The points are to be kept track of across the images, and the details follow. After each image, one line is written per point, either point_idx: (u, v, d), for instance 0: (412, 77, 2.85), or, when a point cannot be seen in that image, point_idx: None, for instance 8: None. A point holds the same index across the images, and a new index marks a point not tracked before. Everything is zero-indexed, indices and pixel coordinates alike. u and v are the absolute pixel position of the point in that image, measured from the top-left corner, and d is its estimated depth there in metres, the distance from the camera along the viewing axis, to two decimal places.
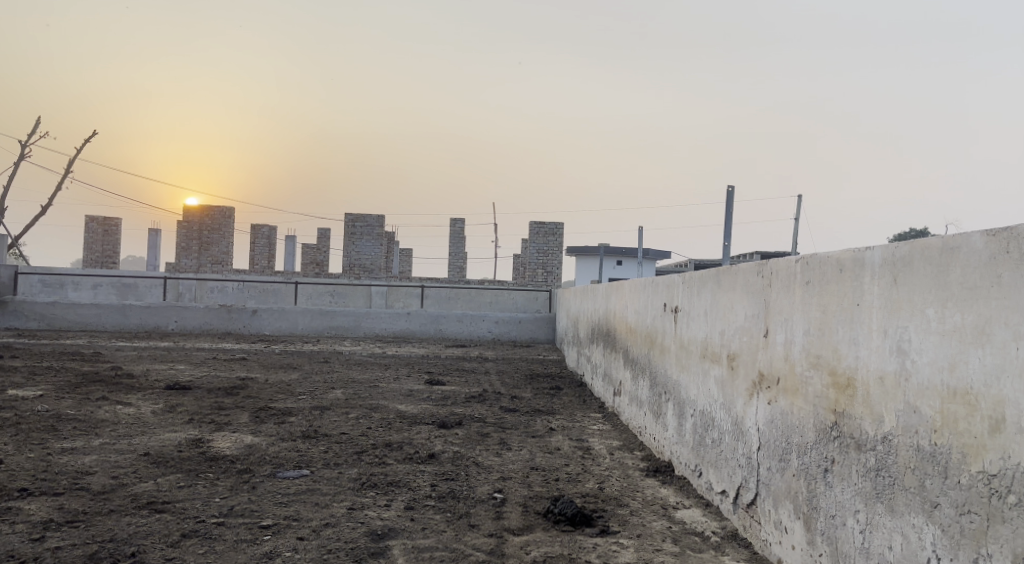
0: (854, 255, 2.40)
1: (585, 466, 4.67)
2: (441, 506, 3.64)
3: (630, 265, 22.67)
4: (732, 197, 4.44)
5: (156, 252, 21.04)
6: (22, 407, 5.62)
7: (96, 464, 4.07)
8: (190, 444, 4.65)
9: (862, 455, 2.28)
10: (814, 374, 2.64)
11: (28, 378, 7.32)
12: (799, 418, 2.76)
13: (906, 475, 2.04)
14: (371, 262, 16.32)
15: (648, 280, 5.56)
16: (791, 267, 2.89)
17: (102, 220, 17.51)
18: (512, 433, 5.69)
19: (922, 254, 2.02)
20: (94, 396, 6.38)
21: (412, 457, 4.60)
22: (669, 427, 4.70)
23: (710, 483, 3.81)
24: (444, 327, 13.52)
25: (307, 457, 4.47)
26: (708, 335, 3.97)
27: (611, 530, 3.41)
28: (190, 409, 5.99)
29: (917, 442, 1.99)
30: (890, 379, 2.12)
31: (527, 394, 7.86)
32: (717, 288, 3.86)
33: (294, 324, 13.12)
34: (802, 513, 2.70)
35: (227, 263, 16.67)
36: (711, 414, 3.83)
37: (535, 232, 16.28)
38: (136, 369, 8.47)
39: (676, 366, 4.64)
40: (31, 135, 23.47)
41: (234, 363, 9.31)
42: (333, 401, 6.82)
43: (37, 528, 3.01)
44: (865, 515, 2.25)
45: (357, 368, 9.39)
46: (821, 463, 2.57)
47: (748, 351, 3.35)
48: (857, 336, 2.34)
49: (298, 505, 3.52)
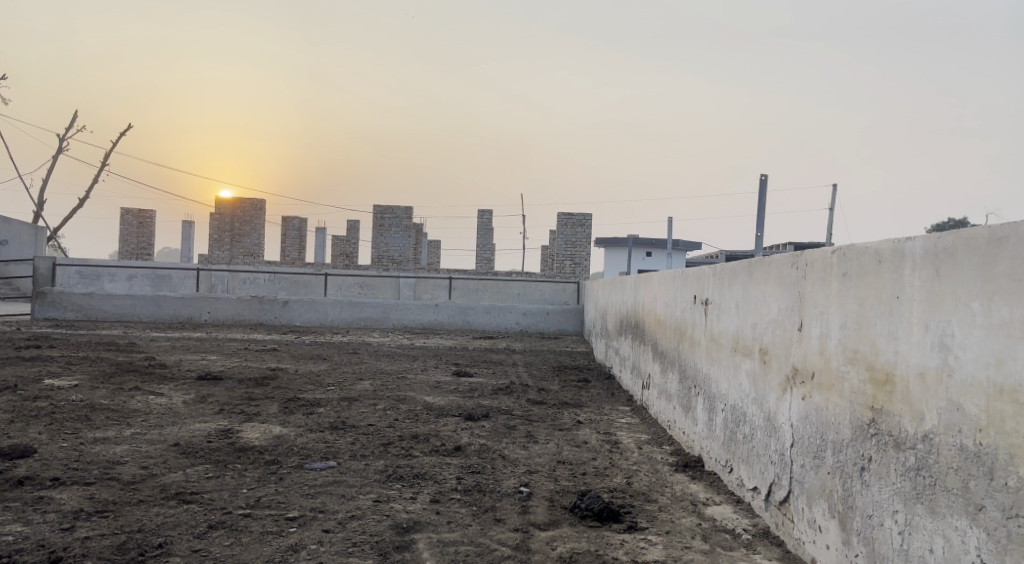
0: (893, 246, 2.30)
1: (612, 460, 4.61)
2: (466, 499, 3.62)
3: (659, 256, 22.47)
4: (764, 186, 4.32)
5: (189, 243, 21.38)
6: (56, 397, 5.72)
7: (127, 454, 4.11)
8: (219, 435, 4.69)
9: (901, 454, 2.19)
10: (851, 369, 2.55)
11: (64, 368, 7.45)
12: (834, 414, 2.67)
13: (948, 475, 1.95)
14: (400, 254, 16.37)
15: (677, 272, 5.46)
16: (828, 257, 2.79)
17: (137, 212, 17.83)
18: (540, 426, 5.64)
19: (967, 244, 1.93)
20: (127, 386, 6.47)
21: (438, 450, 4.58)
22: (699, 422, 4.63)
23: (742, 479, 3.73)
24: (472, 319, 13.51)
25: (334, 448, 4.48)
26: (739, 328, 3.88)
27: (640, 527, 3.36)
28: (221, 399, 6.05)
29: (961, 441, 1.90)
30: (932, 376, 2.03)
31: (555, 386, 7.81)
32: (749, 280, 3.76)
33: (324, 315, 13.22)
34: (837, 512, 2.62)
35: (259, 255, 16.85)
36: (743, 409, 3.74)
37: (564, 224, 16.16)
38: (169, 359, 8.59)
39: (706, 358, 4.56)
40: (69, 130, 23.93)
41: (265, 354, 9.38)
42: (361, 392, 6.84)
43: (68, 518, 3.04)
44: (903, 516, 2.17)
45: (385, 359, 9.43)
46: (857, 461, 2.49)
47: (782, 345, 3.25)
48: (896, 331, 2.25)
49: (325, 497, 3.52)
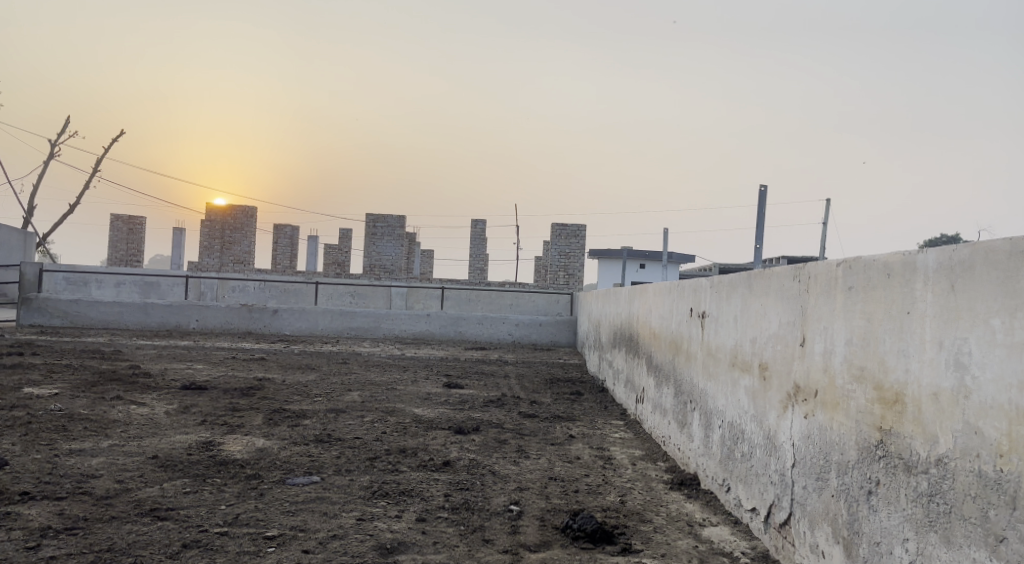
0: (903, 259, 2.20)
1: (605, 477, 4.48)
2: (454, 518, 3.48)
3: (653, 268, 22.46)
4: (763, 198, 4.22)
5: (180, 250, 21.23)
6: (34, 406, 5.55)
7: (102, 467, 3.96)
8: (200, 447, 4.53)
9: (912, 478, 2.07)
10: (858, 388, 2.44)
11: (45, 376, 7.26)
12: (839, 434, 2.56)
13: (965, 503, 1.84)
14: (392, 263, 16.22)
15: (673, 283, 5.36)
16: (833, 270, 2.68)
17: (127, 218, 17.62)
18: (531, 440, 5.51)
19: (986, 258, 1.82)
20: (108, 395, 6.30)
21: (426, 464, 4.45)
22: (695, 438, 4.50)
23: (739, 499, 3.61)
24: (464, 329, 13.36)
25: (319, 463, 4.33)
26: (737, 343, 3.77)
27: (634, 549, 3.22)
28: (204, 410, 5.88)
29: (979, 467, 1.79)
30: (947, 397, 1.92)
31: (547, 399, 7.67)
32: (749, 293, 3.65)
33: (315, 324, 13.07)
34: (841, 538, 2.50)
35: (249, 263, 16.70)
36: (741, 426, 3.62)
37: (558, 234, 16.05)
38: (154, 368, 8.42)
39: (702, 373, 4.45)
40: (61, 135, 23.75)
41: (253, 363, 9.22)
42: (349, 403, 6.70)
43: (34, 536, 2.89)
44: (915, 544, 2.05)
45: (375, 370, 9.27)
46: (863, 485, 2.37)
47: (783, 361, 3.14)
48: (907, 347, 2.13)
49: (306, 514, 3.38)
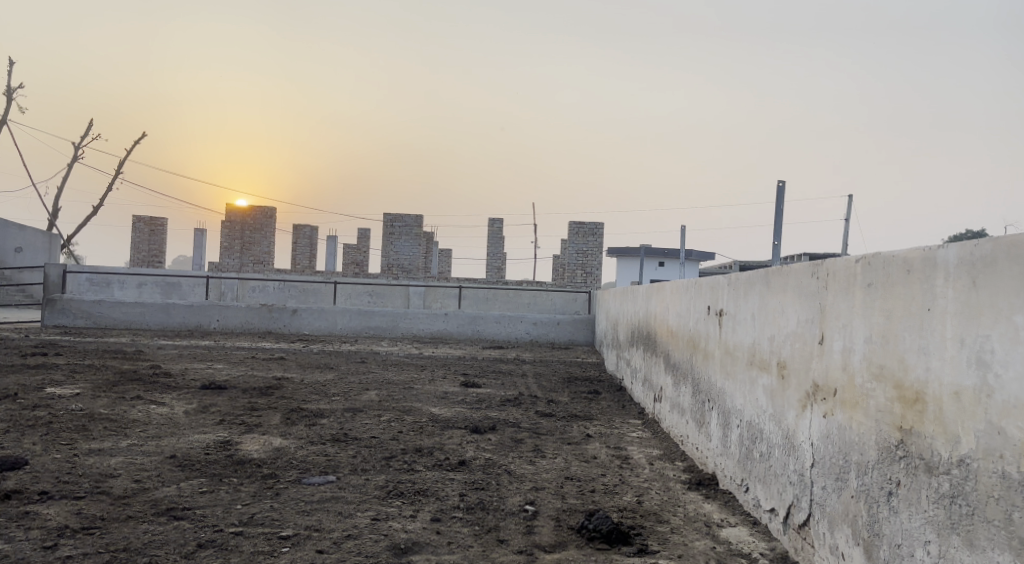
0: (923, 255, 2.14)
1: (622, 477, 4.44)
2: (468, 518, 3.46)
3: (672, 266, 22.35)
4: (780, 192, 4.17)
5: (201, 251, 21.41)
6: (55, 406, 5.61)
7: (120, 466, 3.99)
8: (218, 447, 4.56)
9: (933, 479, 2.02)
10: (877, 387, 2.38)
11: (68, 376, 7.34)
12: (859, 434, 2.50)
13: (989, 504, 1.79)
14: (409, 263, 16.25)
15: (690, 281, 5.30)
16: (851, 266, 2.63)
17: (149, 220, 17.81)
18: (547, 439, 5.48)
19: (1008, 252, 1.77)
20: (129, 395, 6.35)
21: (442, 464, 4.44)
22: (713, 438, 4.45)
23: (758, 499, 3.56)
24: (482, 328, 13.37)
25: (335, 462, 4.33)
26: (755, 341, 3.71)
27: (651, 550, 3.18)
28: (222, 409, 5.92)
29: (1002, 468, 1.74)
30: (969, 395, 1.87)
31: (564, 398, 7.62)
32: (766, 290, 3.60)
33: (334, 324, 13.13)
34: (862, 539, 2.45)
35: (269, 263, 16.82)
36: (759, 425, 3.57)
37: (575, 232, 15.97)
38: (175, 367, 8.49)
39: (720, 371, 4.39)
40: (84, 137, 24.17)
41: (272, 363, 9.27)
42: (366, 402, 6.71)
43: (51, 536, 2.91)
44: (937, 546, 2.00)
45: (393, 369, 9.29)
46: (884, 486, 2.31)
47: (801, 359, 3.08)
48: (927, 345, 2.08)
49: (321, 514, 3.38)
